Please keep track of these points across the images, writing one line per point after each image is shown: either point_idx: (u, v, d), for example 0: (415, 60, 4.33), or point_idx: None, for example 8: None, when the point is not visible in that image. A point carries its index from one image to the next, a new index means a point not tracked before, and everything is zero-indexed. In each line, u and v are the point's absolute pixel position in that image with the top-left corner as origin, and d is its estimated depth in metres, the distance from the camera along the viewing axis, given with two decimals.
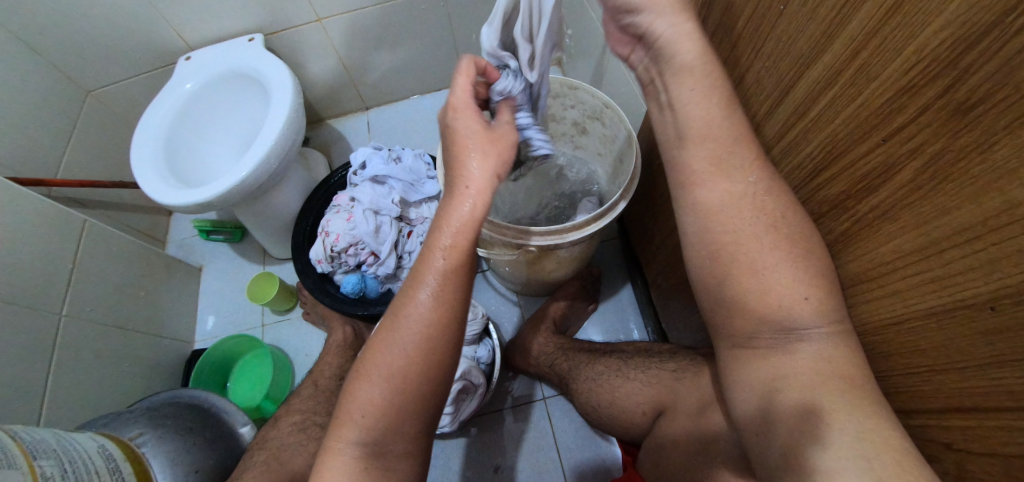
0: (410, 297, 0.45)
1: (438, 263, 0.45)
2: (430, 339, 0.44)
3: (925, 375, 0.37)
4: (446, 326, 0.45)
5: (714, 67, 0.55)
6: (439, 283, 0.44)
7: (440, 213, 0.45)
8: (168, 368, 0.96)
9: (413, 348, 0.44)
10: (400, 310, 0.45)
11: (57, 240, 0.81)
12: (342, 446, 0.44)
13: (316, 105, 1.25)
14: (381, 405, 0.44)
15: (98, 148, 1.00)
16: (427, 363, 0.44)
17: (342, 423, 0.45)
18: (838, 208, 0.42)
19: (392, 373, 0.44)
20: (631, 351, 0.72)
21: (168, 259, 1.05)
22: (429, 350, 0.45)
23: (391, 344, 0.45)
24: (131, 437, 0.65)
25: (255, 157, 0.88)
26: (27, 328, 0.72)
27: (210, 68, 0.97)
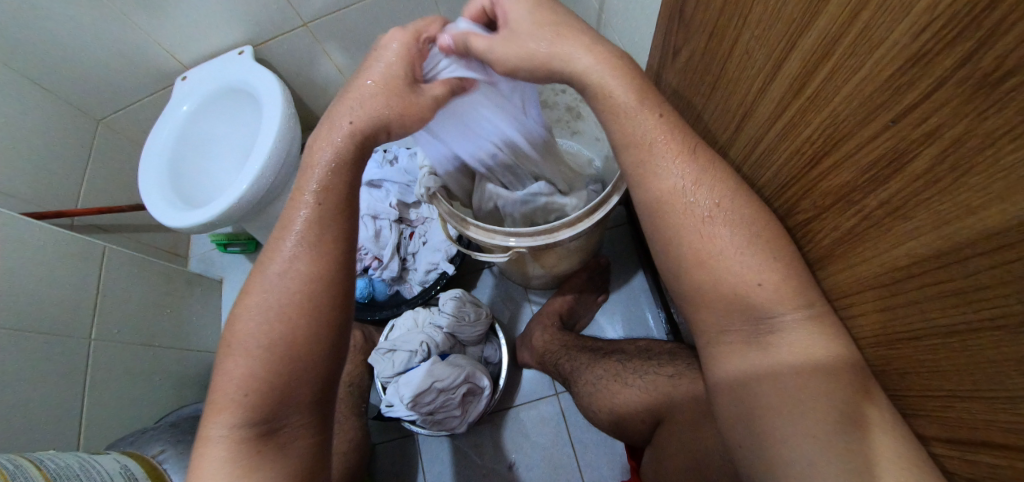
0: (275, 258, 0.45)
1: (296, 222, 0.46)
2: (306, 272, 0.44)
3: (946, 400, 0.31)
4: (319, 270, 0.44)
5: (701, 41, 0.48)
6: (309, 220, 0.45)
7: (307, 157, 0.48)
8: (197, 378, 1.02)
9: (286, 285, 0.43)
10: (261, 273, 0.45)
11: (81, 268, 0.85)
12: (217, 418, 0.42)
13: (316, 110, 1.25)
14: (262, 346, 0.42)
15: (114, 174, 1.05)
16: (304, 299, 0.43)
17: (213, 395, 0.42)
18: (843, 202, 0.35)
19: (257, 334, 0.42)
20: (633, 349, 0.68)
21: (189, 275, 1.09)
22: (307, 283, 0.44)
23: (252, 306, 0.43)
24: (153, 454, 0.68)
25: (251, 172, 0.88)
26: (60, 354, 0.77)
27: (206, 86, 0.98)
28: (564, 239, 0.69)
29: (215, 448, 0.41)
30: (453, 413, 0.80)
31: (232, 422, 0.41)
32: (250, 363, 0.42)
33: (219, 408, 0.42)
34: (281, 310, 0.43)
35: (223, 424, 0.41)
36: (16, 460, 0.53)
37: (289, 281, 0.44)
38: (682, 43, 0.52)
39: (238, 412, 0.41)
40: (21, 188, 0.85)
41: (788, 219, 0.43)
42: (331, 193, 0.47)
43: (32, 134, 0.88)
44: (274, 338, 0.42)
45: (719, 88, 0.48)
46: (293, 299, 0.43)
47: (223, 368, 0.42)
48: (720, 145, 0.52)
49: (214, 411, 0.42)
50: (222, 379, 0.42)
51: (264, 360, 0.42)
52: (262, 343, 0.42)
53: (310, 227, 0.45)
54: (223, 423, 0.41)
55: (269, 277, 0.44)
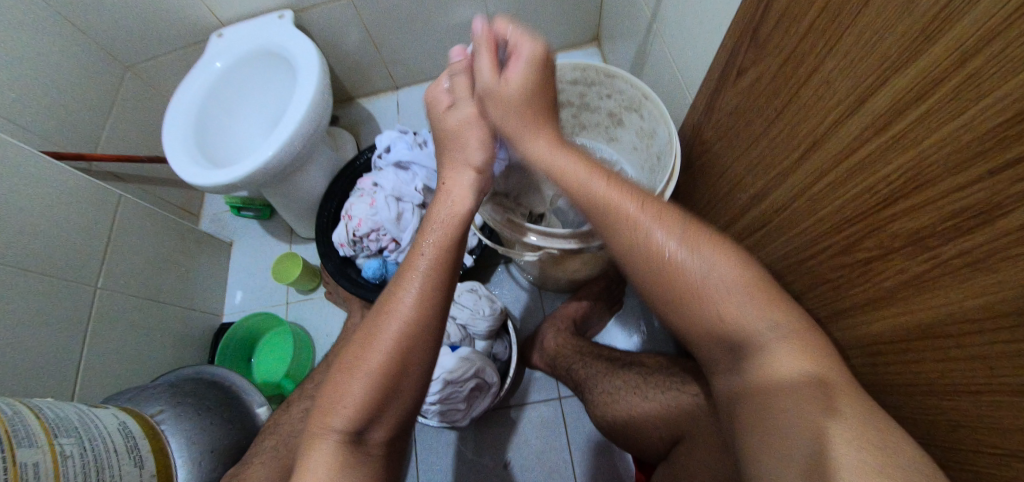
0: (398, 290, 0.48)
1: (422, 261, 0.50)
2: (427, 306, 0.47)
3: (1004, 457, 0.31)
4: (435, 306, 0.48)
5: (774, 64, 0.47)
6: (430, 263, 0.49)
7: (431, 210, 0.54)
8: (198, 339, 1.00)
9: (410, 316, 0.46)
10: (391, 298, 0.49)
11: (95, 214, 0.84)
12: (329, 420, 0.44)
13: (346, 83, 1.22)
14: (382, 368, 0.44)
15: (137, 123, 1.02)
16: (420, 330, 0.47)
17: (330, 399, 0.45)
18: (913, 246, 0.35)
19: (381, 352, 0.45)
20: (651, 362, 0.69)
21: (200, 234, 1.07)
22: (427, 318, 0.47)
23: (378, 328, 0.46)
24: (151, 413, 0.66)
25: (280, 138, 0.87)
26: (64, 299, 0.75)
27: (241, 45, 0.96)
28: (596, 246, 0.68)
29: (323, 448, 0.42)
30: (457, 407, 0.79)
31: (341, 436, 0.43)
32: (373, 375, 0.44)
33: (330, 423, 0.43)
34: (403, 336, 0.46)
35: (329, 436, 0.43)
36: (16, 406, 0.50)
37: (412, 311, 0.47)
38: (749, 64, 0.52)
39: (347, 428, 0.43)
40: (43, 125, 0.83)
41: (846, 254, 0.43)
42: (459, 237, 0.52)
43: (59, 72, 0.86)
44: (397, 356, 0.45)
45: (786, 115, 0.47)
46: (416, 329, 0.46)
47: (346, 379, 0.45)
48: (777, 170, 0.51)
49: (324, 424, 0.44)
50: (337, 394, 0.44)
51: (385, 374, 0.45)
52: (383, 365, 0.45)
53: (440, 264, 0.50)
54: (329, 435, 0.43)
55: (395, 303, 0.47)
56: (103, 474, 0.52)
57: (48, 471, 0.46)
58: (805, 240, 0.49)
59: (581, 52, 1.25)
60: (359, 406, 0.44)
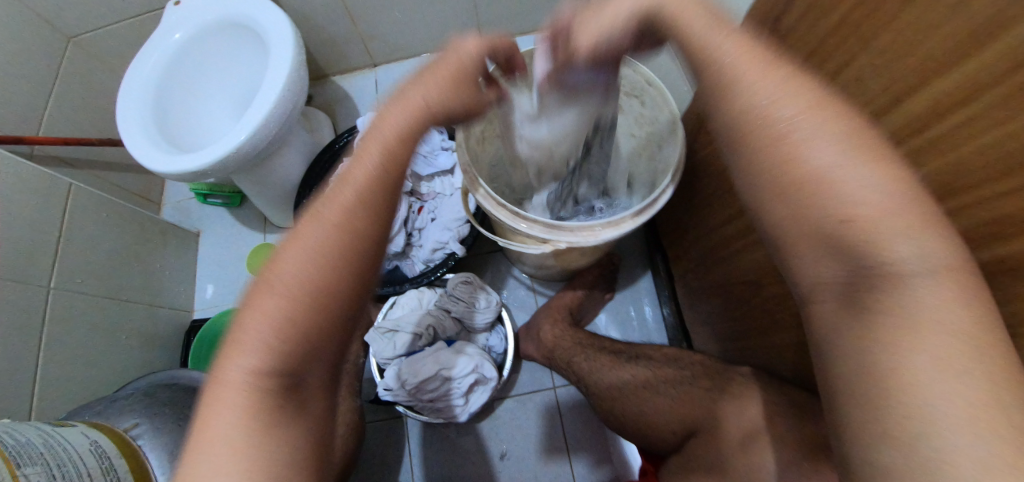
0: (330, 195, 0.32)
1: (369, 153, 0.33)
2: (358, 212, 0.32)
3: None
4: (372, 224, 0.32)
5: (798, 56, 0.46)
6: (374, 179, 0.32)
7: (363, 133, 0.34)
8: (168, 338, 0.93)
9: (336, 230, 0.31)
10: (277, 256, 0.31)
11: (43, 206, 0.74)
12: (219, 410, 0.30)
13: (320, 59, 1.14)
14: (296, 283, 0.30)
15: (88, 102, 0.91)
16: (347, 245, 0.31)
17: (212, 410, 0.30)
18: None
19: (270, 347, 0.30)
20: (656, 354, 0.69)
21: (164, 224, 0.99)
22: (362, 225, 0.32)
23: (263, 292, 0.30)
24: (125, 427, 0.60)
25: (251, 121, 0.79)
26: (15, 303, 0.67)
27: (199, 15, 0.86)
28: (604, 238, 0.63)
29: (216, 423, 0.30)
30: (454, 403, 0.77)
31: (242, 413, 0.30)
32: (270, 373, 0.30)
33: (224, 398, 0.30)
34: (317, 249, 0.30)
35: (224, 415, 0.30)
36: None
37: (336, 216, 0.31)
38: None
39: (256, 404, 0.30)
40: None
41: None
42: (380, 191, 0.32)
43: None
44: (295, 348, 0.31)
45: None
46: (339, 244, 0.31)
47: (252, 309, 0.30)
48: None
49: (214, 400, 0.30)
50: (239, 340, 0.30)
51: (289, 359, 0.31)
52: (296, 294, 0.30)
53: (377, 192, 0.32)
54: (225, 413, 0.30)
55: (280, 273, 0.30)
56: None
57: None
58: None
59: None
60: (268, 393, 0.31)
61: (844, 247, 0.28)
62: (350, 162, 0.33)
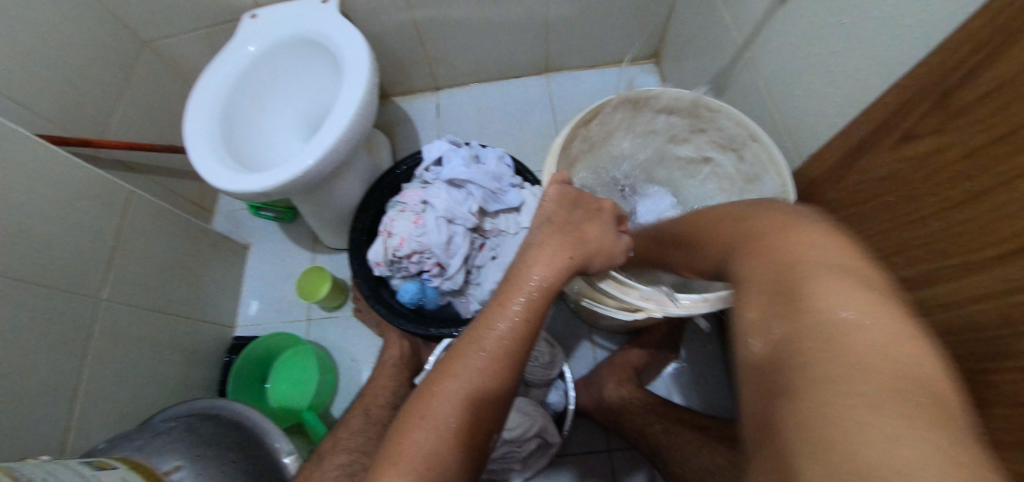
0: (501, 306, 0.48)
1: (524, 290, 0.48)
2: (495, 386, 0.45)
3: None
4: (520, 347, 0.47)
5: (978, 137, 0.40)
6: (524, 308, 0.47)
7: (522, 262, 0.50)
8: (207, 357, 0.89)
9: (495, 362, 0.45)
10: (448, 367, 0.45)
11: (102, 214, 0.72)
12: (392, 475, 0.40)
13: (385, 79, 1.12)
14: (455, 433, 0.42)
15: (156, 108, 0.90)
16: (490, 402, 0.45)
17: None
18: None
19: (427, 453, 0.41)
20: (750, 436, 0.63)
21: (215, 236, 0.96)
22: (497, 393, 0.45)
23: (423, 429, 0.42)
24: (167, 471, 0.56)
25: (322, 145, 0.76)
26: (64, 315, 0.64)
27: (276, 31, 0.85)
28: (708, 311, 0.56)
29: None
30: (511, 467, 0.69)
31: (418, 456, 0.41)
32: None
33: (407, 444, 0.41)
34: (469, 407, 0.44)
35: (406, 455, 0.41)
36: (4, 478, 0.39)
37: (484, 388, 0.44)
38: (931, 131, 0.44)
39: (425, 463, 0.41)
40: (48, 105, 0.71)
41: None
42: (525, 327, 0.47)
43: (72, 47, 0.73)
44: (447, 460, 0.42)
45: (984, 201, 0.40)
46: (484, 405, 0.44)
47: (447, 377, 0.44)
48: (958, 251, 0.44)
49: (400, 442, 0.42)
50: (424, 410, 0.43)
51: (451, 450, 0.42)
52: (472, 400, 0.44)
53: (534, 304, 0.48)
54: (407, 455, 0.41)
55: (459, 373, 0.44)
56: None
57: None
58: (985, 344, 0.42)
59: (639, 68, 1.18)
60: (434, 457, 0.41)
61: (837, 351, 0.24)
62: (512, 289, 0.48)
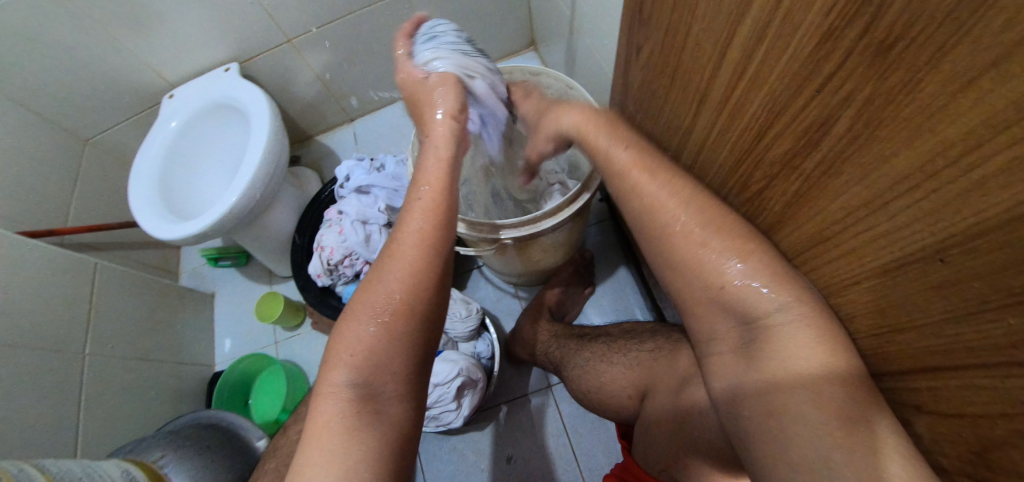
0: (407, 212, 0.52)
1: (421, 193, 0.53)
2: (415, 277, 0.48)
3: (888, 337, 0.34)
4: (433, 237, 0.50)
5: (660, 35, 0.52)
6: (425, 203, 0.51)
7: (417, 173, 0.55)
8: (192, 391, 1.01)
9: (410, 257, 0.48)
10: (371, 276, 0.49)
11: (73, 283, 0.86)
12: (336, 371, 0.45)
13: (302, 123, 1.27)
14: (384, 326, 0.45)
15: (105, 193, 1.05)
16: (416, 293, 0.47)
17: (319, 405, 0.43)
18: (788, 167, 0.39)
19: (366, 346, 0.45)
20: (615, 331, 0.74)
21: (179, 289, 1.09)
22: (419, 284, 0.47)
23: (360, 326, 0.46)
24: (153, 460, 0.69)
25: (241, 183, 0.90)
26: (55, 368, 0.77)
27: (192, 103, 1.01)
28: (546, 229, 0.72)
29: (331, 397, 0.43)
30: (447, 408, 0.82)
31: (353, 352, 0.45)
32: (361, 378, 0.44)
33: (344, 345, 0.46)
34: (393, 300, 0.46)
35: (344, 354, 0.45)
36: (19, 468, 0.53)
37: (404, 281, 0.47)
38: (644, 41, 0.57)
39: (363, 355, 0.45)
40: (15, 205, 0.86)
41: (745, 190, 0.47)
42: (432, 220, 0.51)
43: (22, 156, 0.88)
44: (389, 350, 0.45)
45: (678, 79, 0.52)
46: (410, 299, 0.47)
47: (371, 283, 0.48)
48: (679, 132, 0.57)
49: (337, 347, 0.46)
50: (354, 316, 0.47)
51: (388, 342, 0.45)
52: (393, 297, 0.46)
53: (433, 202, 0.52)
54: (345, 354, 0.45)
55: (384, 275, 0.48)
56: None
57: None
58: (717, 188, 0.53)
59: (520, 57, 1.33)
60: (369, 348, 0.45)
61: (728, 306, 0.42)
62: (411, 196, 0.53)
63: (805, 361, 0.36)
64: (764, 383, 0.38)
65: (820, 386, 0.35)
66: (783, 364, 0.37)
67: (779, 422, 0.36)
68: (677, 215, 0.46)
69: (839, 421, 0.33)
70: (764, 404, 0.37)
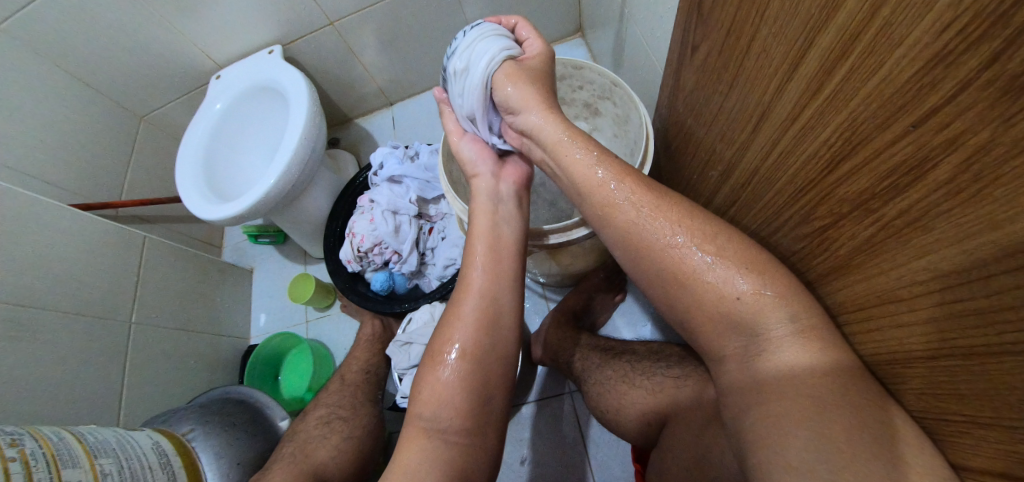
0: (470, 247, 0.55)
1: (481, 228, 0.55)
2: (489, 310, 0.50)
3: (964, 426, 0.29)
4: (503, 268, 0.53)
5: (720, 36, 0.46)
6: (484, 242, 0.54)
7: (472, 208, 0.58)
8: (227, 362, 1.07)
9: (484, 286, 0.51)
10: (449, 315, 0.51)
11: (123, 255, 0.91)
12: (419, 409, 0.47)
13: (342, 106, 1.27)
14: (467, 364, 0.48)
15: (156, 168, 1.10)
16: (490, 317, 0.50)
17: (406, 444, 0.46)
18: (859, 209, 0.33)
19: (443, 387, 0.47)
20: (641, 349, 0.67)
21: (221, 264, 1.14)
22: (498, 308, 0.51)
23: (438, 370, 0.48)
24: (183, 432, 0.73)
25: (277, 168, 0.91)
26: (103, 335, 0.83)
27: (238, 85, 1.03)
28: (578, 237, 0.68)
29: (415, 437, 0.46)
30: None
31: (433, 389, 0.47)
32: (437, 415, 0.46)
33: (428, 385, 0.48)
34: (474, 329, 0.49)
35: (427, 394, 0.48)
36: (62, 432, 0.56)
37: (479, 312, 0.50)
38: (701, 40, 0.50)
39: (443, 392, 0.47)
40: (74, 178, 0.91)
41: (802, 225, 0.41)
42: (496, 253, 0.53)
43: (81, 132, 0.93)
44: (466, 385, 0.47)
45: (735, 88, 0.46)
46: (489, 325, 0.50)
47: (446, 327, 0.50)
48: (731, 146, 0.50)
49: (421, 386, 0.49)
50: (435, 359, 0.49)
51: (468, 382, 0.47)
52: (474, 327, 0.49)
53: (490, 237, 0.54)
54: (428, 393, 0.48)
55: (457, 318, 0.50)
56: None
57: None
58: (768, 212, 0.47)
59: (567, 45, 1.26)
60: (450, 389, 0.47)
61: (733, 318, 0.38)
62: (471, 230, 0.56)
63: (793, 357, 0.35)
64: (755, 376, 0.37)
65: (812, 385, 0.34)
66: (775, 366, 0.35)
67: (767, 420, 0.34)
68: (719, 247, 0.41)
69: (823, 417, 0.32)
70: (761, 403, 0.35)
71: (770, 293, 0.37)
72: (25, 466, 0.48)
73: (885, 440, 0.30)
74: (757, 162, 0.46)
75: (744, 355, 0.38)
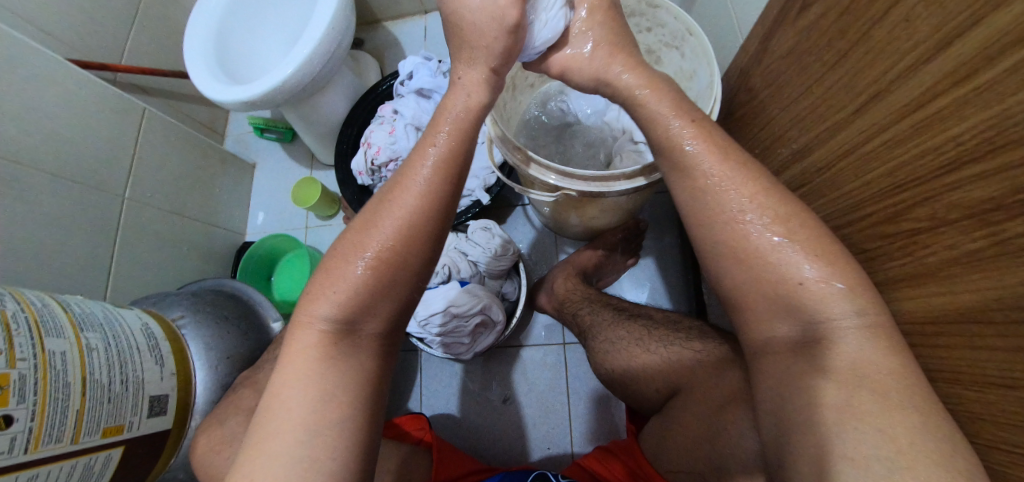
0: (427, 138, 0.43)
1: (447, 117, 0.44)
2: (423, 217, 0.40)
3: (1021, 456, 0.29)
4: (451, 172, 0.42)
5: None
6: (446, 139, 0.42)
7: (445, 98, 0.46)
8: (220, 254, 1.04)
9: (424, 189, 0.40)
10: (376, 207, 0.41)
11: (120, 124, 0.84)
12: (317, 304, 0.40)
13: (371, 3, 1.15)
14: (380, 267, 0.39)
15: (160, 36, 1.00)
16: (423, 226, 0.40)
17: (294, 335, 0.40)
18: (972, 219, 0.30)
19: (350, 291, 0.39)
20: (657, 316, 0.67)
21: (223, 153, 1.08)
22: (431, 218, 0.40)
23: (346, 266, 0.39)
24: (173, 318, 0.71)
25: (298, 58, 0.82)
26: (96, 207, 0.78)
27: None
28: (618, 191, 0.64)
29: (308, 333, 0.39)
30: (461, 341, 0.80)
31: (336, 288, 0.39)
32: (339, 317, 0.39)
33: (331, 280, 0.40)
34: (400, 233, 0.39)
35: (328, 291, 0.39)
36: (45, 299, 0.53)
37: (411, 219, 0.40)
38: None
39: (347, 293, 0.39)
40: (71, 30, 0.82)
41: (889, 222, 0.38)
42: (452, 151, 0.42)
43: None
44: (375, 293, 0.39)
45: (849, 58, 0.41)
46: (418, 236, 0.40)
47: (368, 218, 0.41)
48: (820, 124, 0.46)
49: (324, 279, 0.40)
50: (348, 252, 0.40)
51: (378, 289, 0.39)
52: (399, 237, 0.39)
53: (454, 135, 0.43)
54: (329, 290, 0.39)
55: (385, 211, 0.40)
56: (125, 366, 0.55)
57: (73, 360, 0.49)
58: (844, 204, 0.44)
59: None
60: (355, 290, 0.39)
61: (793, 305, 0.36)
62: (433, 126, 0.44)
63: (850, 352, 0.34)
64: (805, 368, 0.35)
65: (869, 383, 0.33)
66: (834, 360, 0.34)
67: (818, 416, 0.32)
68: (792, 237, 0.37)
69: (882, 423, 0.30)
70: (809, 385, 0.34)
71: (824, 281, 0.35)
72: (5, 328, 0.44)
73: (918, 427, 0.31)
74: (852, 146, 0.41)
75: (796, 342, 0.36)
